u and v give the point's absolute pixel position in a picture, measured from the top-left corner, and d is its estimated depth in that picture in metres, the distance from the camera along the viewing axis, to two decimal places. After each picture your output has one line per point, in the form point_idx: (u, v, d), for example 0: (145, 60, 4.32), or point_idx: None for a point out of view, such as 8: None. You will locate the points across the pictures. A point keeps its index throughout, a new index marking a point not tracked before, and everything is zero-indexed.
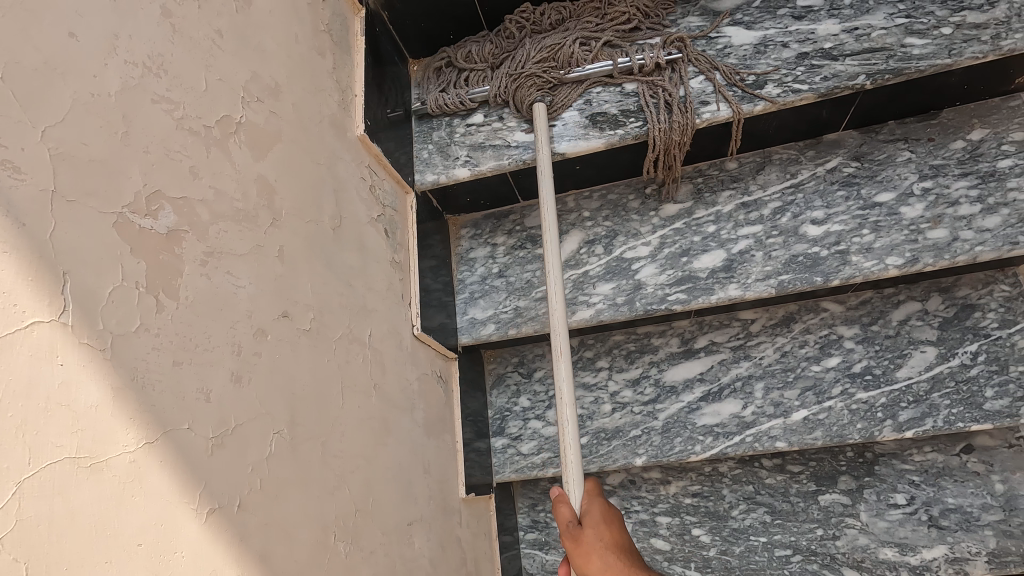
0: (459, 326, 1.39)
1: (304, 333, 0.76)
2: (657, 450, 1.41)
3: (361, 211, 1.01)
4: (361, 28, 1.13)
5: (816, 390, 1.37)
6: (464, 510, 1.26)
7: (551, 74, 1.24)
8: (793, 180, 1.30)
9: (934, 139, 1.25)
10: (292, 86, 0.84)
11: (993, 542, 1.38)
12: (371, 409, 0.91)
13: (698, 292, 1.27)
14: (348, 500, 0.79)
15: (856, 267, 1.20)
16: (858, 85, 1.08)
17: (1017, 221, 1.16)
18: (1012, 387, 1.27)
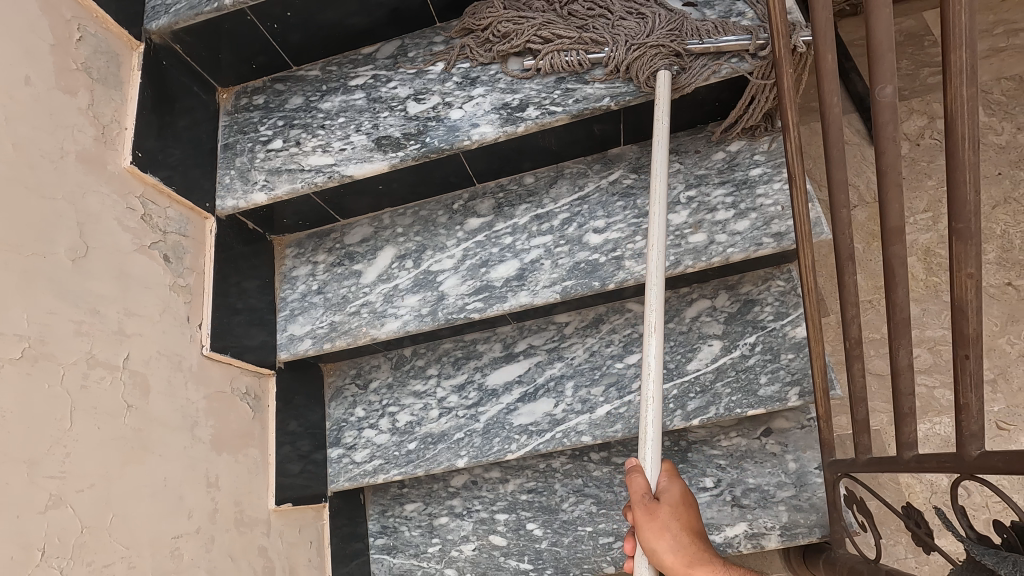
0: (279, 342, 1.44)
1: (11, 361, 0.81)
2: (477, 451, 1.49)
3: (125, 239, 1.06)
4: (138, 64, 1.19)
5: (618, 385, 1.47)
6: (274, 519, 1.31)
7: (675, 43, 1.21)
8: (580, 192, 1.40)
9: (700, 151, 1.37)
10: (14, 128, 0.89)
11: (785, 516, 1.50)
12: (122, 429, 0.95)
13: (493, 300, 1.36)
14: (70, 518, 0.84)
15: (629, 271, 1.31)
16: (603, 107, 1.22)
17: (763, 224, 1.29)
18: (782, 373, 1.40)
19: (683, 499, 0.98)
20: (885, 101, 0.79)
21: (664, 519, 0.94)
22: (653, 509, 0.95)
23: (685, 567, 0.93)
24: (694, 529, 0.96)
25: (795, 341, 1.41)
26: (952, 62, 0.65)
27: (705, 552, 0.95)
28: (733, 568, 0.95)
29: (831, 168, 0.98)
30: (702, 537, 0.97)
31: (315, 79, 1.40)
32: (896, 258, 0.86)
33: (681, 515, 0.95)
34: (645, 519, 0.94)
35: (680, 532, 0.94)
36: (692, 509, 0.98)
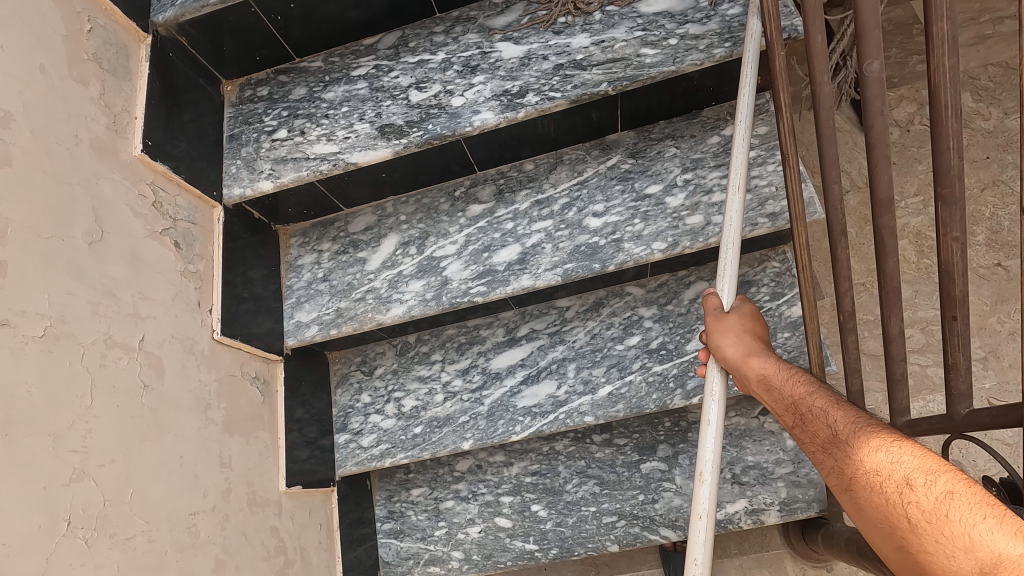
0: (286, 329, 1.47)
1: (34, 340, 0.84)
2: (482, 433, 1.52)
3: (137, 225, 1.09)
4: (145, 55, 1.22)
5: (619, 366, 1.51)
6: (284, 502, 1.34)
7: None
8: (579, 178, 1.44)
9: (695, 136, 1.40)
10: (32, 114, 0.92)
11: (783, 492, 1.54)
12: (138, 408, 0.98)
13: (496, 283, 1.39)
14: (93, 491, 0.87)
15: (628, 253, 1.35)
16: (600, 92, 1.25)
17: (757, 205, 1.32)
18: (779, 351, 1.44)
19: (754, 315, 0.97)
20: (873, 76, 0.82)
21: (731, 322, 0.95)
22: (719, 317, 0.96)
23: (744, 360, 0.91)
24: (763, 337, 0.94)
25: (791, 320, 1.45)
26: (935, 33, 0.68)
27: (767, 351, 0.91)
28: (790, 367, 0.89)
29: (823, 146, 1.01)
30: (769, 344, 0.93)
31: (317, 70, 1.43)
32: (886, 229, 0.89)
33: (749, 321, 0.95)
34: (712, 322, 0.97)
35: (748, 335, 0.94)
36: (762, 327, 0.96)
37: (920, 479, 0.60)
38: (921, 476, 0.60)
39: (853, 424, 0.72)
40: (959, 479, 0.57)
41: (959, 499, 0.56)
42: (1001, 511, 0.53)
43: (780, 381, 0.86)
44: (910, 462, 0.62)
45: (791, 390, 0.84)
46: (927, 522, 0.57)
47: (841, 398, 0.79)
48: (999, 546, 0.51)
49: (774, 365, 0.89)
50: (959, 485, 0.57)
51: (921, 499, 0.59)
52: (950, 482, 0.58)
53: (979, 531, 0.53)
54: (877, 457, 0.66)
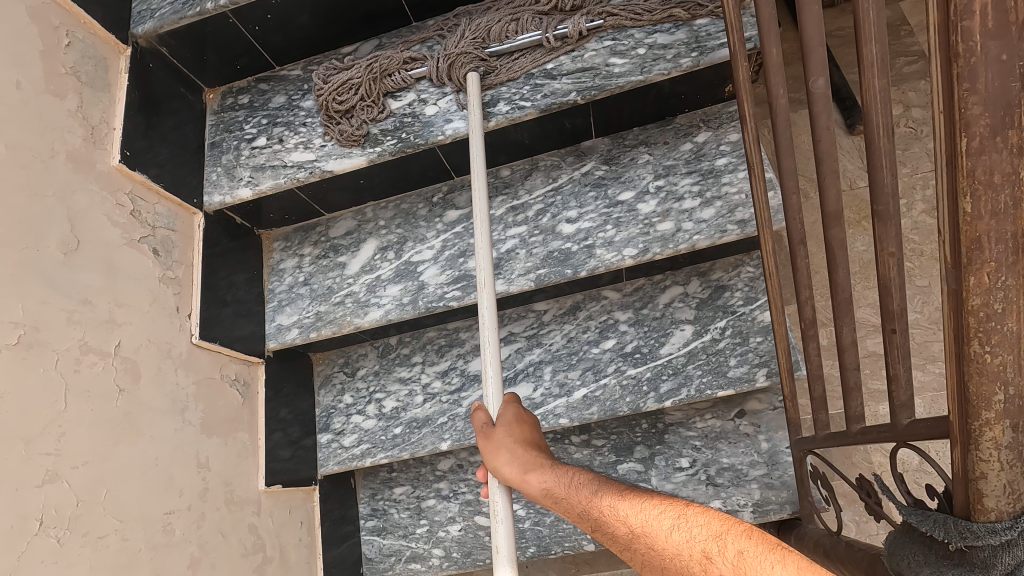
0: (267, 332, 1.50)
1: (7, 348, 0.87)
2: (460, 434, 1.55)
3: (114, 234, 1.12)
4: (125, 67, 1.25)
5: (594, 369, 1.53)
6: (264, 500, 1.38)
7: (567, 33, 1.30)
8: (554, 184, 1.46)
9: (668, 142, 1.42)
10: (6, 129, 0.95)
11: (757, 493, 1.56)
12: (113, 411, 1.01)
13: (471, 288, 1.42)
14: (65, 493, 0.90)
15: (600, 259, 1.37)
16: (569, 101, 1.27)
17: (727, 212, 1.33)
18: (751, 355, 1.45)
19: (517, 417, 1.06)
20: (819, 92, 0.84)
21: (499, 437, 1.02)
22: (489, 435, 1.04)
23: (523, 476, 0.98)
24: (531, 443, 1.02)
25: (763, 325, 1.46)
26: (867, 54, 0.69)
27: (541, 459, 1.00)
28: (566, 470, 0.99)
29: (781, 157, 1.03)
30: (542, 447, 1.03)
31: (296, 78, 1.46)
32: (836, 241, 0.90)
33: (514, 429, 1.03)
34: (486, 444, 1.03)
35: (515, 445, 1.01)
36: (530, 427, 1.06)
37: (714, 550, 0.71)
38: (714, 546, 0.71)
39: (634, 510, 0.85)
40: (740, 537, 0.70)
41: (748, 554, 0.67)
42: (779, 552, 0.65)
43: (561, 491, 0.97)
44: (701, 535, 0.74)
45: (575, 493, 0.95)
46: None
47: (614, 486, 0.93)
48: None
49: (552, 476, 0.98)
50: (744, 543, 0.69)
51: (720, 569, 0.69)
52: (737, 541, 0.69)
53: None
54: (675, 539, 0.77)
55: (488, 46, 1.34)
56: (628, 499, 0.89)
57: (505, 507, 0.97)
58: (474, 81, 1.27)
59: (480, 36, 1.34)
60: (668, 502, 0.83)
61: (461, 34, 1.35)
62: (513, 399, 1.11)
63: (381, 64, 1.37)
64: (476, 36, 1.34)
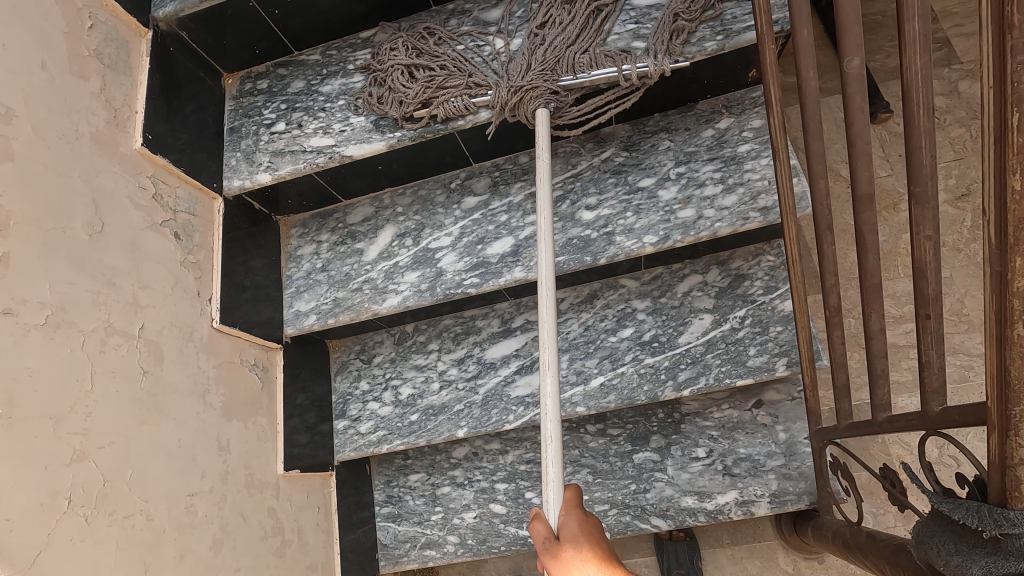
0: (285, 318, 1.51)
1: (35, 327, 0.88)
2: (476, 421, 1.55)
3: (137, 216, 1.12)
4: (146, 50, 1.25)
5: (612, 358, 1.52)
6: (283, 484, 1.39)
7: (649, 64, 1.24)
8: (573, 170, 1.45)
9: (689, 129, 1.40)
10: (33, 110, 0.96)
11: (775, 484, 1.54)
12: (137, 392, 1.02)
13: (489, 275, 1.41)
14: (93, 471, 0.91)
15: (619, 246, 1.36)
16: (591, 85, 1.27)
17: (750, 199, 1.32)
18: (771, 345, 1.44)
19: (583, 524, 0.92)
20: (854, 72, 0.82)
21: (570, 555, 0.87)
22: (555, 553, 0.89)
23: None
24: (602, 550, 0.88)
25: (784, 314, 1.45)
26: (908, 30, 0.68)
27: (617, 566, 0.86)
28: None
29: (809, 141, 1.01)
30: (612, 553, 0.90)
31: (315, 63, 1.45)
32: (866, 226, 0.89)
33: (583, 538, 0.89)
34: (553, 564, 0.87)
35: (591, 561, 0.85)
36: (593, 524, 0.93)
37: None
38: None
39: None
40: None
41: None
42: None
43: None
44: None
45: None
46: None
47: None
48: None
49: None
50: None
51: None
52: None
53: None
54: None
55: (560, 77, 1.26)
56: None
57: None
58: (544, 119, 1.24)
59: (549, 65, 1.27)
60: None
61: (523, 66, 1.29)
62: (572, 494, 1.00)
63: (447, 91, 1.32)
64: (546, 62, 1.28)
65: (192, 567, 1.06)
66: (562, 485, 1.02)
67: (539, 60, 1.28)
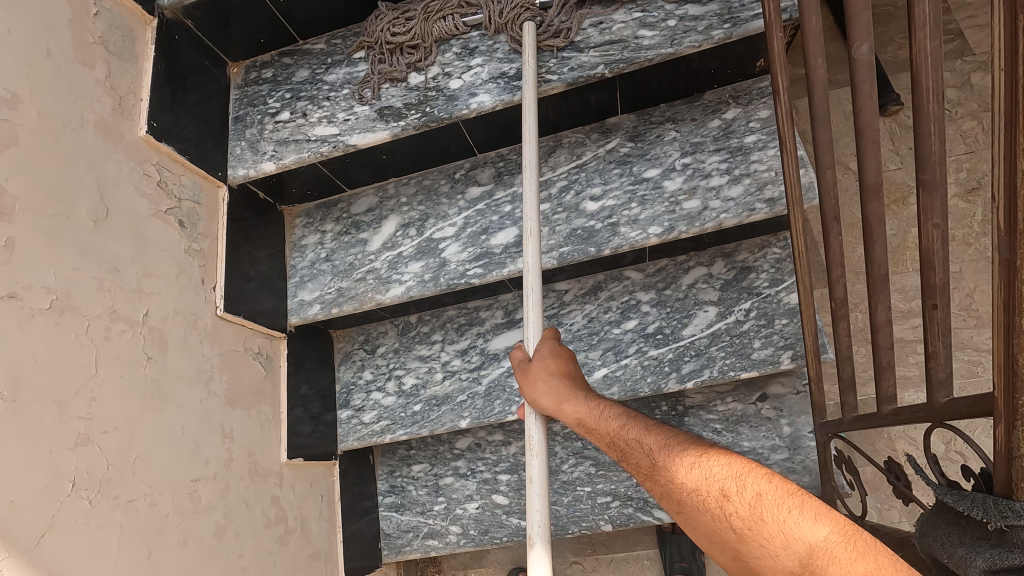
0: (289, 308, 1.51)
1: (40, 312, 0.88)
2: (479, 412, 1.55)
3: (142, 204, 1.13)
4: (151, 38, 1.25)
5: (615, 349, 1.52)
6: (286, 473, 1.39)
7: None
8: (578, 161, 1.44)
9: (696, 119, 1.39)
10: (38, 96, 0.96)
11: (778, 478, 1.54)
12: (141, 379, 1.03)
13: (493, 266, 1.41)
14: (98, 455, 0.92)
15: (624, 237, 1.35)
16: (596, 74, 1.25)
17: (756, 190, 1.31)
18: (776, 338, 1.43)
19: (558, 353, 1.03)
20: (863, 59, 0.81)
21: (537, 367, 1.01)
22: (527, 370, 1.03)
23: (559, 406, 0.96)
24: (570, 375, 0.99)
25: (789, 307, 1.44)
26: (918, 15, 0.67)
27: (579, 394, 0.96)
28: (599, 400, 0.95)
29: (817, 130, 0.99)
30: (576, 378, 1.00)
31: (320, 52, 1.45)
32: (874, 216, 0.88)
33: (553, 363, 1.01)
34: (524, 378, 1.02)
35: (551, 376, 0.99)
36: (568, 360, 1.02)
37: (731, 488, 0.68)
38: (731, 484, 0.68)
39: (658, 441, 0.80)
40: (761, 480, 0.67)
41: (767, 499, 0.65)
42: (798, 499, 0.64)
43: (592, 422, 0.92)
44: (721, 473, 0.70)
45: (605, 422, 0.90)
46: (750, 528, 0.65)
47: (649, 421, 0.85)
48: (811, 534, 0.60)
49: (586, 408, 0.94)
50: (763, 486, 0.66)
51: (738, 508, 0.67)
52: (756, 484, 0.67)
53: (792, 523, 0.62)
54: (693, 474, 0.72)
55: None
56: (661, 436, 0.82)
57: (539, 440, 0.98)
58: (530, 29, 1.25)
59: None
60: (693, 441, 0.78)
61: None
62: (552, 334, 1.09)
63: (435, 13, 1.36)
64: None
65: (195, 553, 1.06)
66: (540, 328, 1.08)
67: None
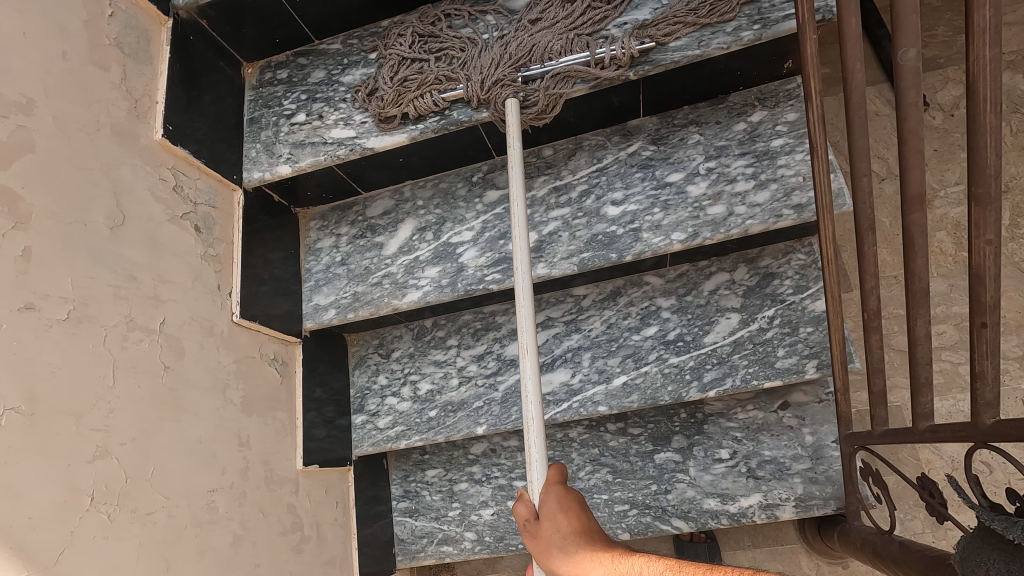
0: (304, 312, 1.49)
1: (56, 323, 0.86)
2: (496, 419, 1.53)
3: (157, 209, 1.11)
4: (166, 39, 1.22)
5: (635, 356, 1.49)
6: (302, 480, 1.38)
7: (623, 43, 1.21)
8: (598, 164, 1.41)
9: (720, 122, 1.35)
10: (54, 101, 0.94)
11: (800, 487, 1.51)
12: (158, 388, 1.01)
13: (512, 271, 1.38)
14: (115, 468, 0.90)
15: (646, 243, 1.32)
16: (621, 76, 1.22)
17: (783, 196, 1.27)
18: (801, 346, 1.40)
19: (567, 502, 0.81)
20: (909, 65, 0.78)
21: (549, 531, 0.79)
22: (535, 534, 0.81)
23: (581, 573, 0.71)
24: (589, 528, 0.77)
25: (814, 315, 1.40)
26: (975, 21, 0.64)
27: (603, 549, 0.72)
28: (637, 558, 0.70)
29: (853, 137, 0.96)
30: (601, 537, 0.76)
31: (336, 52, 1.42)
32: (916, 228, 0.84)
33: (568, 520, 0.78)
34: (535, 548, 0.79)
35: (570, 537, 0.76)
36: (584, 510, 0.80)
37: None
38: None
39: None
40: None
41: None
42: None
43: None
44: None
45: None
46: None
47: None
48: None
49: (612, 570, 0.68)
50: None
51: None
52: None
53: None
54: None
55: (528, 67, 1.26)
56: None
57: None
58: (512, 108, 1.22)
59: (521, 57, 1.26)
60: None
61: (497, 57, 1.28)
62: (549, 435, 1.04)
63: (415, 89, 1.31)
64: (519, 56, 1.27)
65: (212, 564, 1.05)
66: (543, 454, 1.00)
67: (513, 52, 1.27)
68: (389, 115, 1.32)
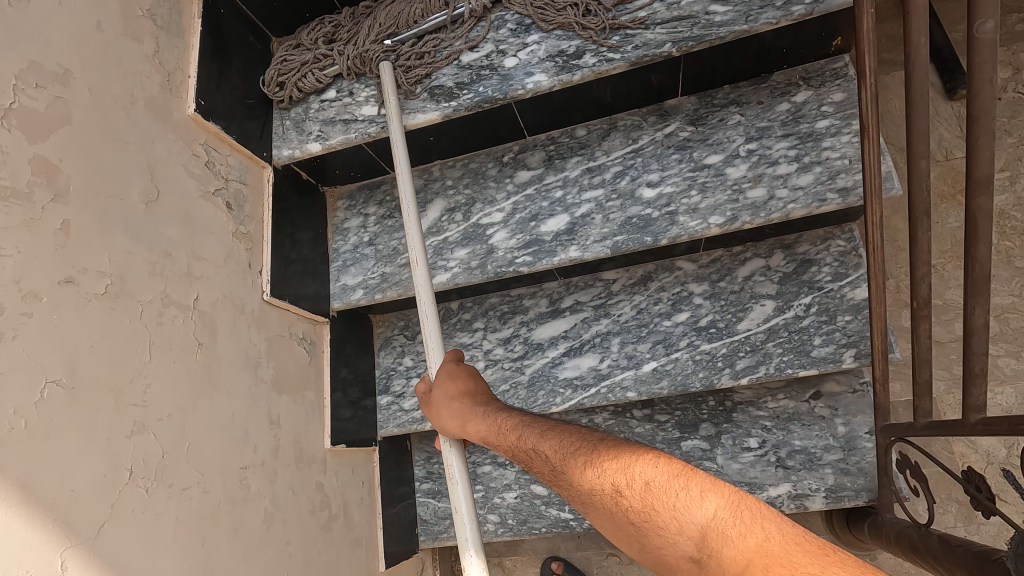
0: (332, 292, 1.49)
1: (96, 298, 0.86)
2: (522, 402, 1.52)
3: (191, 185, 1.09)
4: (198, 12, 1.20)
5: (665, 342, 1.46)
6: (330, 460, 1.38)
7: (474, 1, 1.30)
8: (633, 145, 1.37)
9: (762, 102, 1.31)
10: (88, 73, 0.93)
11: (831, 478, 1.48)
12: (192, 365, 1.00)
13: (543, 254, 1.36)
14: (154, 443, 0.90)
15: (683, 226, 1.28)
16: (663, 53, 1.18)
17: (828, 179, 1.23)
18: (838, 335, 1.36)
19: (455, 374, 1.04)
20: (985, 38, 0.73)
21: (441, 392, 1.02)
22: (430, 400, 1.04)
23: (461, 425, 0.97)
24: (472, 392, 1.01)
25: (854, 303, 1.36)
26: None
27: (480, 409, 0.97)
28: (498, 412, 0.94)
29: (912, 117, 0.92)
30: (480, 394, 1.01)
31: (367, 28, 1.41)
32: (982, 211, 0.80)
33: (454, 385, 1.02)
34: (428, 409, 1.03)
35: (455, 398, 1.00)
36: (467, 379, 1.03)
37: (623, 483, 0.66)
38: (621, 481, 0.66)
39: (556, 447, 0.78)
40: (650, 469, 0.64)
41: (655, 486, 0.63)
42: (686, 480, 0.61)
43: (492, 438, 0.92)
44: (610, 468, 0.69)
45: (506, 434, 0.89)
46: (646, 519, 0.61)
47: (542, 422, 0.86)
48: (701, 511, 0.57)
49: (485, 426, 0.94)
50: (650, 472, 0.64)
51: (631, 501, 0.64)
52: (644, 472, 0.65)
53: (681, 500, 0.59)
54: (586, 475, 0.71)
55: (396, 34, 1.34)
56: (554, 439, 0.80)
57: (461, 469, 0.98)
58: (386, 69, 1.27)
59: (389, 25, 1.34)
60: (586, 438, 0.77)
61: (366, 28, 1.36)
62: (455, 356, 1.10)
63: (297, 69, 1.37)
64: (386, 24, 1.34)
65: (246, 541, 1.05)
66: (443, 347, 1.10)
67: (381, 21, 1.35)
68: (300, 124, 1.35)
